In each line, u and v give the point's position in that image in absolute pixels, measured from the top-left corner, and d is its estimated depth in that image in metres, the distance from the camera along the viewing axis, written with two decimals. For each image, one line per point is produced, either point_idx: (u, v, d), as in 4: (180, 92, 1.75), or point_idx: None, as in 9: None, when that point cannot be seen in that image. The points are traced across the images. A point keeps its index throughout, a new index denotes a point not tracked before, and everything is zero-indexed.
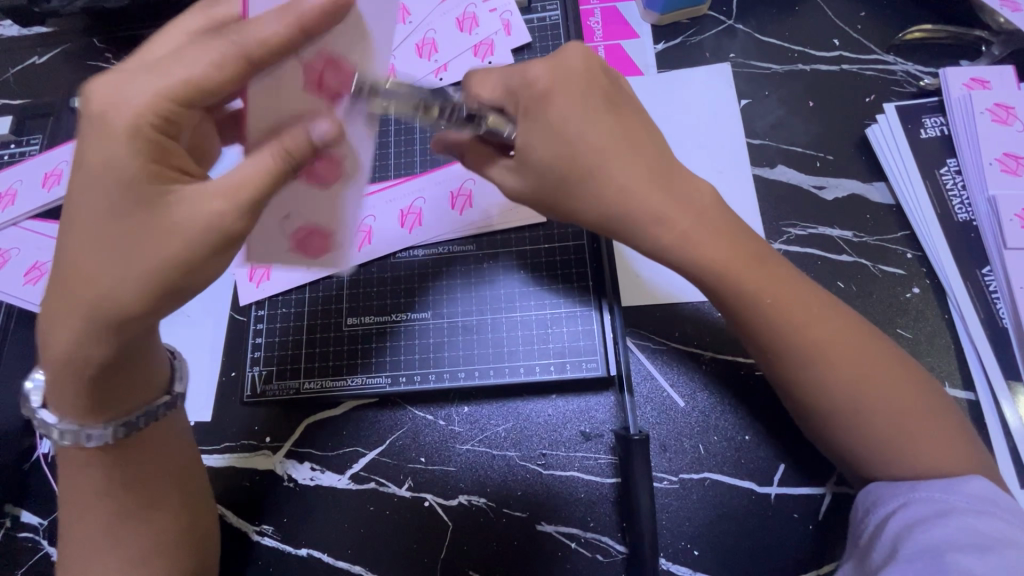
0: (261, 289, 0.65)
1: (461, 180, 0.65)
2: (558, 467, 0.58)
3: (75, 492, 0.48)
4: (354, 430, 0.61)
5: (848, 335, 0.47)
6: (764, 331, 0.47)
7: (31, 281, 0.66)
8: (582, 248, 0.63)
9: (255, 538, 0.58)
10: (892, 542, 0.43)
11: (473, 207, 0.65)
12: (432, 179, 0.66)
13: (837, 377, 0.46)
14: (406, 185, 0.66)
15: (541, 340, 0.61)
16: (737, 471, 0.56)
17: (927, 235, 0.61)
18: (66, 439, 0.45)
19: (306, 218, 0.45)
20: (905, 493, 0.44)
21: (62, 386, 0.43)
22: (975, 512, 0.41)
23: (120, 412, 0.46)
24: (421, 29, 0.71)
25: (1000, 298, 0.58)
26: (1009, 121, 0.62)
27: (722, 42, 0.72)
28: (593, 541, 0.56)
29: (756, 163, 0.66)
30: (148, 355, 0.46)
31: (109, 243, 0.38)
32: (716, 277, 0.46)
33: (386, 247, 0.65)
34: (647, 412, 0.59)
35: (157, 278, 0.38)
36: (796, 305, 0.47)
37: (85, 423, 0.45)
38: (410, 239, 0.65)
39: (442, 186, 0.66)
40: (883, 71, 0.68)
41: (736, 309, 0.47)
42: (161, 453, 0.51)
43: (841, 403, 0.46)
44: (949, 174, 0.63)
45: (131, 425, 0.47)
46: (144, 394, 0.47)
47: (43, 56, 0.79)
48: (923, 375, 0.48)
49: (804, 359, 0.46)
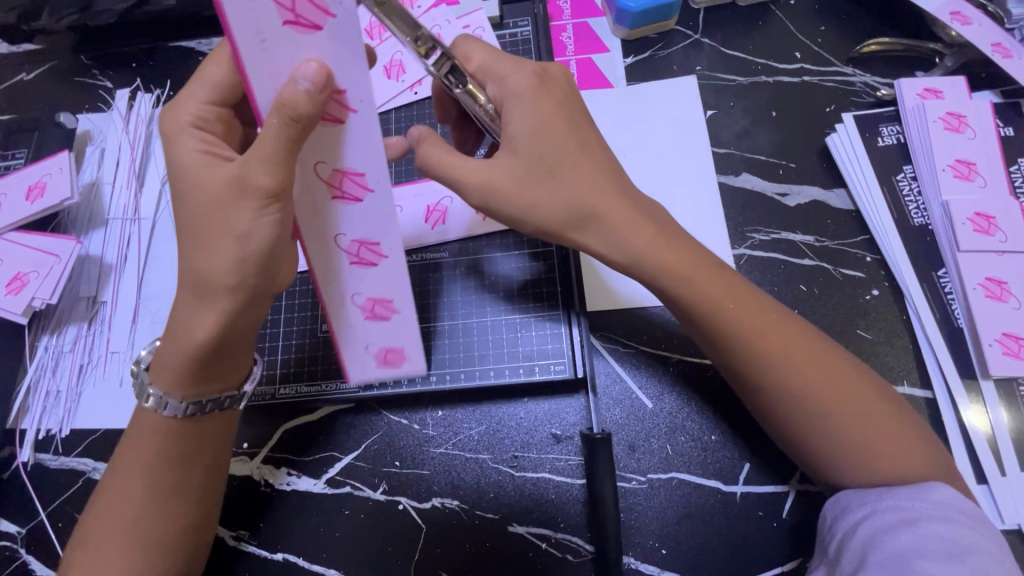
0: (415, 355, 0.57)
1: (261, 3, 0.38)
2: (529, 468, 0.59)
3: (126, 462, 0.49)
4: (330, 435, 0.62)
5: (792, 326, 0.49)
6: (725, 321, 0.49)
7: (14, 291, 0.65)
8: (551, 255, 0.65)
9: (232, 544, 0.59)
10: (863, 547, 0.44)
11: (328, 34, 0.39)
12: (260, 62, 0.40)
13: (791, 366, 0.48)
14: (260, 96, 0.41)
15: (511, 344, 0.62)
16: (703, 470, 0.57)
17: (885, 240, 0.63)
18: (149, 402, 0.49)
19: (355, 233, 0.48)
20: (874, 501, 0.45)
21: (169, 360, 0.48)
22: (941, 518, 0.43)
23: (196, 392, 0.49)
24: (389, 50, 0.73)
25: (955, 299, 0.60)
26: (961, 129, 0.64)
27: (689, 55, 0.74)
28: (563, 541, 0.57)
29: (721, 171, 0.68)
30: (237, 351, 0.49)
31: (213, 240, 0.43)
32: (680, 271, 0.49)
33: (372, 153, 0.44)
34: (615, 413, 0.60)
35: (210, 302, 0.45)
36: (753, 308, 0.49)
37: (168, 393, 0.48)
38: (360, 127, 0.43)
39: (273, 51, 0.40)
40: (843, 83, 0.71)
41: (702, 297, 0.49)
42: (220, 448, 0.52)
43: (790, 384, 0.48)
44: (906, 180, 0.65)
45: (201, 407, 0.49)
46: (225, 382, 0.51)
47: (31, 72, 0.83)
48: (867, 371, 0.50)
49: (767, 346, 0.48)
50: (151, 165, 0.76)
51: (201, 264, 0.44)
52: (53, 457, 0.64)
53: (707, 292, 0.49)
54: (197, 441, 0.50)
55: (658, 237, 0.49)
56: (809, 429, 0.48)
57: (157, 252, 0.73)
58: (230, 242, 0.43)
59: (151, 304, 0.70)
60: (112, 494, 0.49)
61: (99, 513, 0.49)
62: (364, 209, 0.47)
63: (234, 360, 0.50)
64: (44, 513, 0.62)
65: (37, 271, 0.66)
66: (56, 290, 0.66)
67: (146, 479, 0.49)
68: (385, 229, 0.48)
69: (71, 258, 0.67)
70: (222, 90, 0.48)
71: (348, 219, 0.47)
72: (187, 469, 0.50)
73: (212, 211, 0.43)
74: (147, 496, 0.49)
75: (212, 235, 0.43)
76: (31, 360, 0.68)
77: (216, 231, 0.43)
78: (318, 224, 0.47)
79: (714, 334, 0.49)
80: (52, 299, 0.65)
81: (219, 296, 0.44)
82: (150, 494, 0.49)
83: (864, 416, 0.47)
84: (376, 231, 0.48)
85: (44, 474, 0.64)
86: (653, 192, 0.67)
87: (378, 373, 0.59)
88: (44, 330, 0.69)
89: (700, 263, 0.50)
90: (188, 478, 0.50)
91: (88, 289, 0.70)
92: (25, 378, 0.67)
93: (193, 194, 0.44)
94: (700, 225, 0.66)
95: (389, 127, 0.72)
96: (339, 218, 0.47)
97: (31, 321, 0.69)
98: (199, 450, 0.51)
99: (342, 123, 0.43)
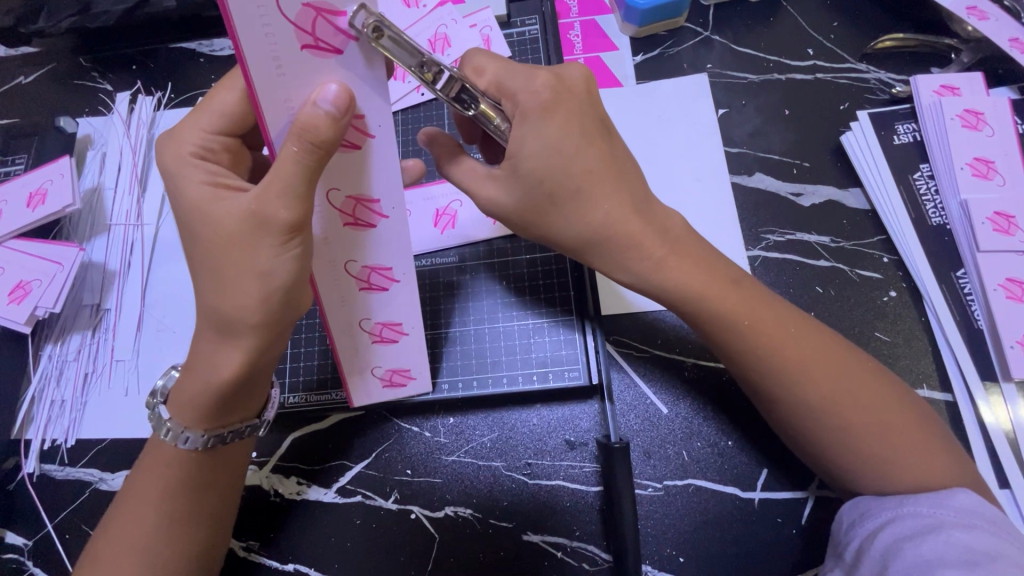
0: (421, 374, 0.59)
1: (278, 25, 0.35)
2: (543, 476, 0.58)
3: (139, 490, 0.48)
4: (340, 443, 0.61)
5: (816, 337, 0.49)
6: (745, 338, 0.48)
7: (16, 300, 0.64)
8: (563, 262, 0.64)
9: (241, 555, 0.58)
10: (883, 554, 0.42)
11: (343, 58, 0.38)
12: (274, 88, 0.38)
13: (816, 386, 0.47)
14: (271, 119, 0.39)
15: (524, 349, 0.61)
16: (721, 476, 0.56)
17: (903, 240, 0.62)
18: (169, 436, 0.48)
19: (368, 259, 0.49)
20: (893, 508, 0.44)
21: (189, 394, 0.46)
22: (968, 528, 0.41)
23: (218, 424, 0.48)
24: None
25: (975, 300, 0.59)
26: (979, 126, 0.63)
27: (699, 53, 0.73)
28: (579, 550, 0.56)
29: (734, 171, 0.67)
30: (259, 383, 0.48)
31: (236, 273, 0.42)
32: (693, 286, 0.48)
33: (393, 180, 0.45)
34: (631, 419, 0.59)
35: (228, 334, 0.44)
36: (773, 321, 0.48)
37: (188, 426, 0.47)
38: (380, 152, 0.43)
39: (289, 77, 0.38)
40: (857, 80, 0.70)
41: (723, 310, 0.48)
42: (234, 470, 0.52)
43: (822, 405, 0.47)
44: (923, 179, 0.64)
45: (222, 438, 0.48)
46: (246, 413, 0.50)
47: (30, 75, 0.81)
48: (892, 378, 0.49)
49: (789, 359, 0.47)
50: (153, 170, 0.75)
51: (221, 299, 0.42)
52: (59, 468, 0.63)
53: (721, 301, 0.48)
54: (216, 473, 0.50)
55: (671, 251, 0.48)
56: (839, 449, 0.47)
57: (161, 258, 0.71)
58: (254, 279, 0.42)
59: (156, 312, 0.69)
60: (125, 521, 0.48)
61: (109, 545, 0.47)
62: (380, 234, 0.47)
63: (256, 395, 0.49)
64: (51, 524, 0.61)
65: (40, 280, 0.65)
66: (59, 298, 0.65)
67: (159, 507, 0.48)
68: (398, 254, 0.49)
69: (73, 266, 0.66)
70: (231, 120, 0.46)
71: (364, 245, 0.48)
72: (202, 495, 0.49)
73: (231, 245, 0.41)
74: (160, 524, 0.48)
75: (240, 270, 0.42)
76: (35, 370, 0.67)
77: (234, 263, 0.42)
78: (333, 250, 0.47)
79: (733, 350, 0.49)
80: (55, 307, 0.64)
81: (245, 334, 0.43)
82: (165, 524, 0.48)
83: (888, 430, 0.46)
84: (389, 257, 0.49)
85: (50, 485, 0.63)
86: (665, 193, 0.66)
87: (382, 393, 0.59)
88: (47, 338, 0.68)
89: (716, 273, 0.49)
90: (204, 506, 0.49)
91: (91, 297, 0.69)
92: (28, 387, 0.66)
93: (206, 226, 0.42)
94: (714, 226, 0.65)
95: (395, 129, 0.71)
96: (357, 244, 0.47)
97: (34, 329, 0.68)
98: (214, 476, 0.50)
99: (360, 148, 0.42)
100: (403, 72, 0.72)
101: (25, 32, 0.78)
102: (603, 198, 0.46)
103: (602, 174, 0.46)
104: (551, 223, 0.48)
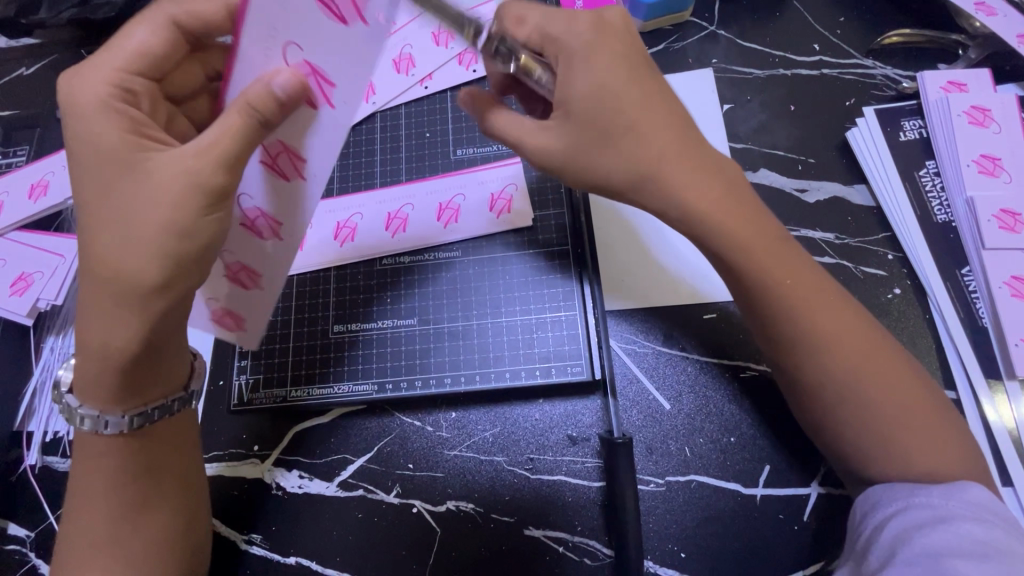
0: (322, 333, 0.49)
1: None
2: (546, 471, 0.58)
3: (78, 485, 0.48)
4: (342, 438, 0.61)
5: (844, 305, 0.47)
6: (775, 297, 0.47)
7: (18, 292, 0.65)
8: (567, 256, 0.64)
9: (243, 547, 0.58)
10: (892, 544, 0.42)
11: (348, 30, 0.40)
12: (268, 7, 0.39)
13: (837, 354, 0.46)
14: (250, 37, 0.40)
15: (527, 345, 0.61)
16: (723, 472, 0.56)
17: (907, 237, 0.62)
18: (86, 424, 0.46)
19: (262, 205, 0.47)
20: (905, 498, 0.44)
21: (94, 376, 0.45)
22: (976, 520, 0.41)
23: (137, 402, 0.47)
24: (398, 46, 0.74)
25: (979, 298, 0.59)
26: (986, 123, 0.62)
27: (705, 47, 0.72)
28: (581, 545, 0.56)
29: (739, 166, 0.67)
30: (174, 350, 0.47)
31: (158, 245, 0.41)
32: (736, 238, 0.46)
33: (329, 144, 0.44)
34: (634, 414, 0.59)
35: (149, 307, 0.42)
36: (805, 282, 0.47)
37: (106, 409, 0.46)
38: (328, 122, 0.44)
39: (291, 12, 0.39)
40: (862, 76, 0.69)
41: (759, 276, 0.46)
42: (173, 446, 0.51)
43: (845, 373, 0.46)
44: (929, 175, 0.64)
45: (147, 415, 0.47)
46: (165, 387, 0.49)
47: (31, 67, 0.80)
48: (912, 362, 0.49)
49: (813, 328, 0.46)
50: None
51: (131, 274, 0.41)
52: (61, 460, 0.63)
53: (754, 264, 0.46)
54: (146, 452, 0.49)
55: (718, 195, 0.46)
56: (858, 419, 0.46)
57: None
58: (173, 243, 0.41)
59: None
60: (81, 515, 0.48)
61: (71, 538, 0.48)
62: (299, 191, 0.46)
63: (167, 366, 0.47)
64: (53, 516, 0.61)
65: (42, 272, 0.66)
66: (61, 291, 0.66)
67: (105, 497, 0.47)
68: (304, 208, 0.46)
69: (75, 259, 0.67)
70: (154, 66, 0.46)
71: (288, 197, 0.46)
72: (147, 477, 0.49)
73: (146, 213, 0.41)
74: (108, 512, 0.48)
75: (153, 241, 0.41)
76: (37, 360, 0.66)
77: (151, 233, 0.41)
78: (271, 202, 0.47)
79: (764, 310, 0.48)
80: (57, 299, 0.66)
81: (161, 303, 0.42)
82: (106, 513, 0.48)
83: (904, 404, 0.46)
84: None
85: (51, 477, 0.63)
86: None
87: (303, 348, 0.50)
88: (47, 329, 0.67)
89: (757, 224, 0.47)
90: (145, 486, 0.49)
91: None
92: (31, 378, 0.66)
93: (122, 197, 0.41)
94: None
95: (398, 123, 0.72)
96: (278, 193, 0.46)
97: (35, 322, 0.66)
98: (159, 456, 0.49)
99: (315, 110, 0.43)
100: (406, 65, 0.74)
101: (26, 24, 0.78)
102: (648, 148, 0.45)
103: (653, 125, 0.45)
104: (596, 170, 0.47)
